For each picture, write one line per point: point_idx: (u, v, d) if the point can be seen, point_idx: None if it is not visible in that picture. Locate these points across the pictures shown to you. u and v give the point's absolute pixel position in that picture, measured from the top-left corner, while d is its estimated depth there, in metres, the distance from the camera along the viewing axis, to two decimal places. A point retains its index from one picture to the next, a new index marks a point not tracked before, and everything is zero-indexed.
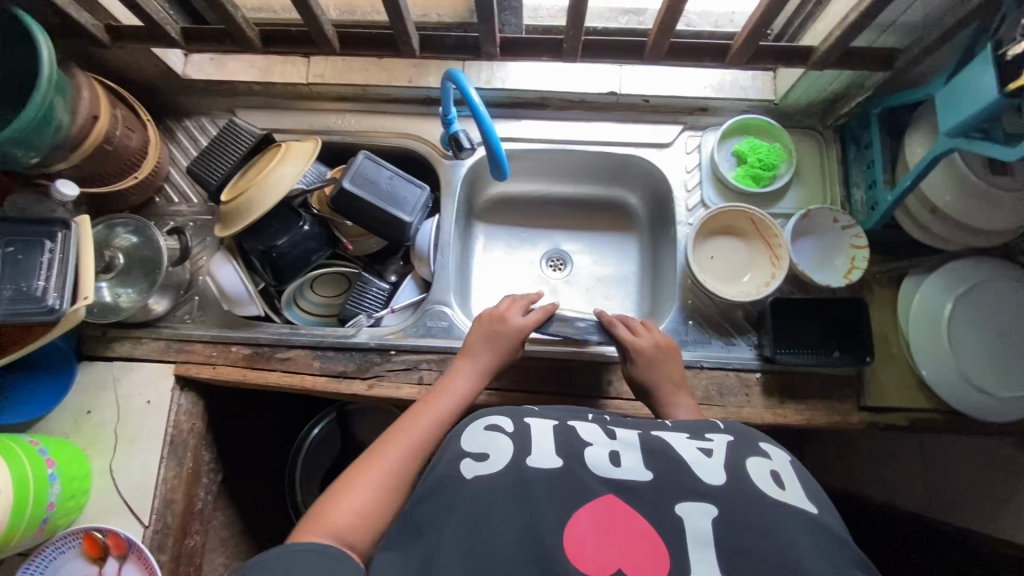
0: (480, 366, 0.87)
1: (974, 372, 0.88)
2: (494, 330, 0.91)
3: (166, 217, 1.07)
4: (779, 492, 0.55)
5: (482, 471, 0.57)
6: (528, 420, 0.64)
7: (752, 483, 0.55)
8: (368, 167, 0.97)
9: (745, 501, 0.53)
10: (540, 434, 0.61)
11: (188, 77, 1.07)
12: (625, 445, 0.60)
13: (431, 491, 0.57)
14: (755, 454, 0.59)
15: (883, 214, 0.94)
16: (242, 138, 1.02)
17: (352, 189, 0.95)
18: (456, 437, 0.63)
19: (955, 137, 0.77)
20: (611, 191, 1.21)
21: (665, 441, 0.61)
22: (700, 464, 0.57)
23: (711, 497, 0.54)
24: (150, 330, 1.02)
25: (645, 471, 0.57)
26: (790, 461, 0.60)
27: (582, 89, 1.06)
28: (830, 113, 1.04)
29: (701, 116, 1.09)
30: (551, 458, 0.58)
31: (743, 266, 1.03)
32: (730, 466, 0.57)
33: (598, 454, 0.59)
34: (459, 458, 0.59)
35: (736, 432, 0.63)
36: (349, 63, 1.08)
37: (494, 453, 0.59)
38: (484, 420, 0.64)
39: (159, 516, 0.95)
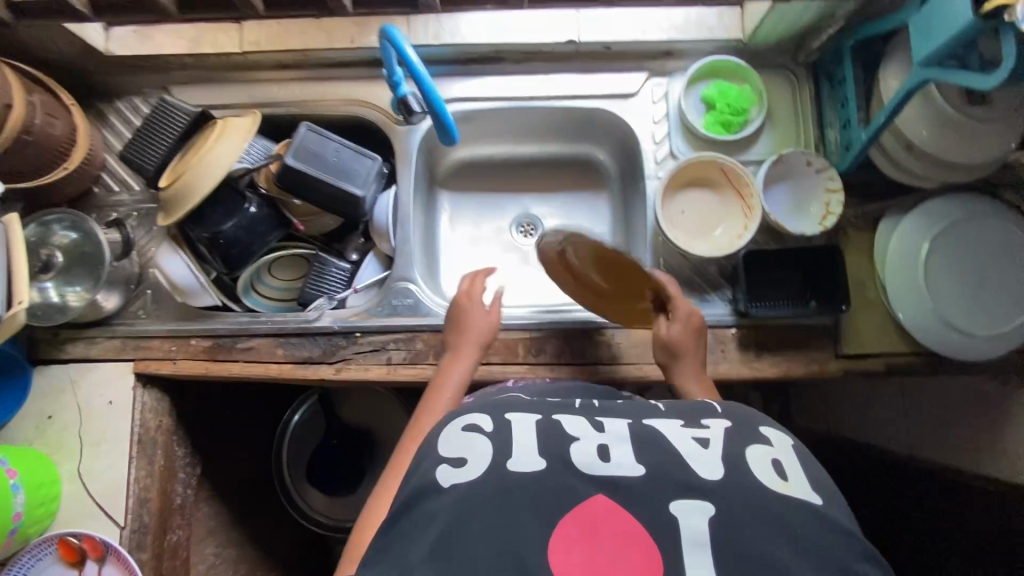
0: (464, 356, 0.84)
1: (952, 313, 0.86)
2: (464, 318, 0.86)
3: (107, 209, 1.01)
4: (782, 485, 0.52)
5: (459, 479, 0.53)
6: (510, 416, 0.59)
7: (752, 473, 0.52)
8: (313, 140, 0.92)
9: (742, 495, 0.51)
10: (520, 430, 0.56)
11: (111, 54, 0.99)
12: (615, 438, 0.56)
13: (408, 503, 0.54)
14: (757, 442, 0.56)
15: (857, 154, 0.89)
16: (176, 117, 0.95)
17: (296, 166, 0.90)
18: (434, 441, 0.59)
19: (930, 67, 0.72)
20: (579, 148, 1.15)
21: (659, 431, 0.57)
22: (697, 457, 0.54)
23: (708, 494, 0.51)
24: (104, 328, 0.98)
25: (636, 466, 0.53)
26: (793, 446, 0.57)
27: (537, 39, 0.99)
28: (802, 49, 0.98)
29: (666, 60, 1.02)
30: (534, 460, 0.54)
31: (715, 219, 0.99)
32: (728, 456, 0.54)
33: (586, 453, 0.54)
34: (436, 464, 0.55)
35: (737, 417, 0.59)
36: (284, 26, 0.99)
37: (472, 457, 0.55)
38: (462, 420, 0.60)
39: (134, 516, 0.93)
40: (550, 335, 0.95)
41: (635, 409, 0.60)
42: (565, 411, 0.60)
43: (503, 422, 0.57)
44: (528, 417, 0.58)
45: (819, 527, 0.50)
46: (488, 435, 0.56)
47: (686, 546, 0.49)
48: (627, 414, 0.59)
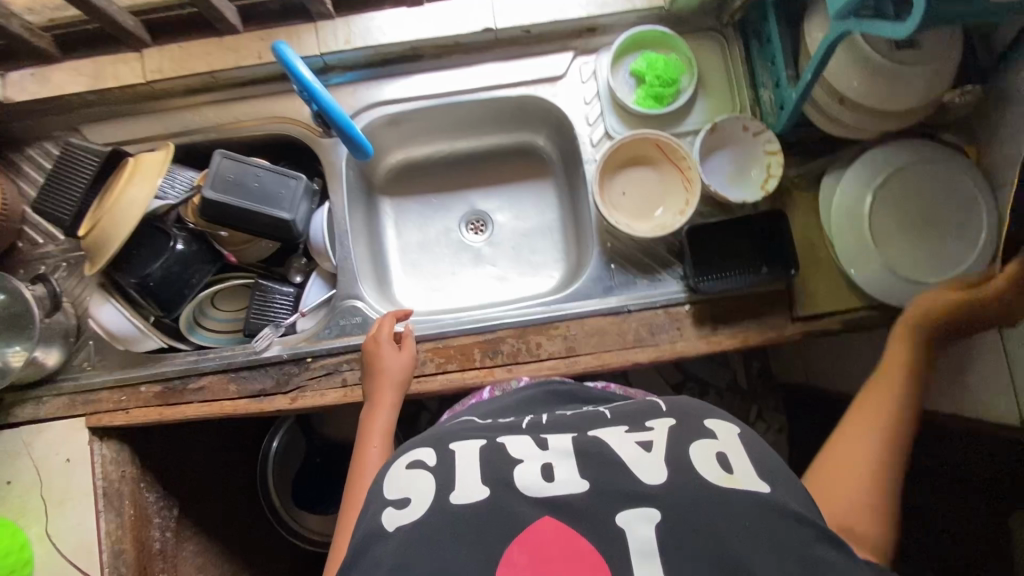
0: (385, 397, 0.82)
1: (899, 263, 0.86)
2: (379, 362, 0.86)
3: (34, 262, 0.97)
4: (728, 479, 0.52)
5: (403, 521, 0.53)
6: (453, 447, 0.59)
7: (695, 470, 0.53)
8: (230, 167, 0.88)
9: (688, 496, 0.51)
10: (461, 461, 0.57)
11: (11, 101, 0.94)
12: (558, 455, 0.56)
13: (356, 552, 0.53)
14: (701, 438, 0.57)
15: (790, 114, 0.87)
16: (86, 160, 0.91)
17: (216, 198, 0.86)
18: (379, 483, 0.59)
19: (846, 19, 0.70)
20: (517, 137, 1.12)
21: (603, 440, 0.57)
22: (642, 466, 0.54)
23: (654, 502, 0.51)
24: (50, 386, 0.95)
25: (580, 482, 0.53)
26: (739, 435, 0.58)
27: (453, 31, 0.95)
28: (725, 9, 0.94)
29: (591, 38, 0.98)
30: (476, 488, 0.54)
31: (657, 198, 0.97)
32: (671, 459, 0.54)
33: (529, 473, 0.55)
34: (382, 508, 0.55)
35: (678, 413, 0.60)
36: (188, 50, 0.95)
37: (415, 496, 0.55)
38: (407, 457, 0.60)
39: (110, 568, 0.92)
40: (504, 335, 0.93)
41: (580, 422, 0.61)
42: (509, 433, 0.61)
43: (446, 455, 0.58)
44: (472, 445, 0.59)
45: (765, 520, 0.49)
46: (431, 469, 0.57)
47: (626, 551, 0.49)
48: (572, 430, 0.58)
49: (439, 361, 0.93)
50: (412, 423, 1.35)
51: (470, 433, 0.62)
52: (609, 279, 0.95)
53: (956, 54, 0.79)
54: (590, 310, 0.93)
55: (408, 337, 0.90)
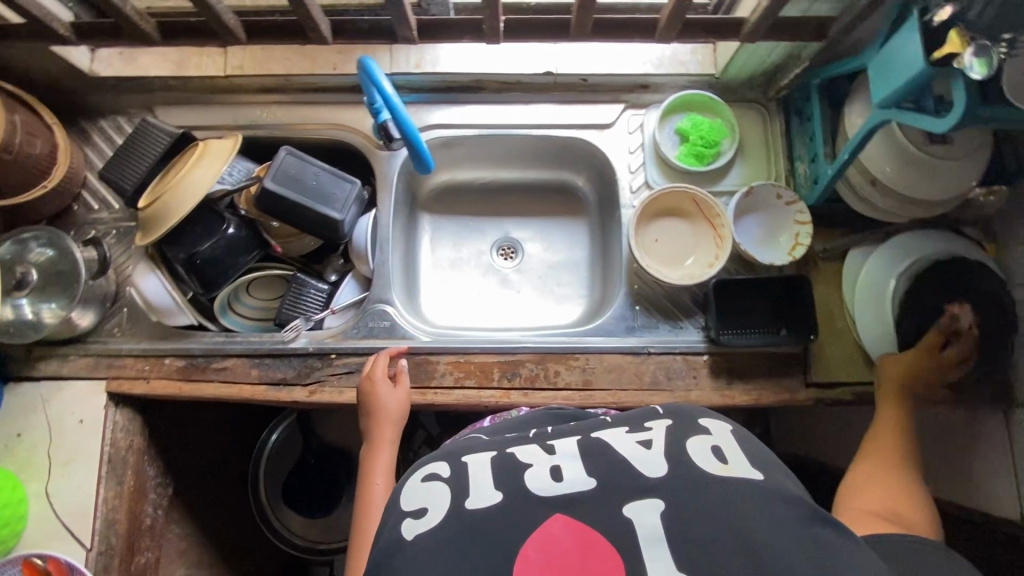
0: (387, 437, 0.85)
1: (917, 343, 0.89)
2: (375, 401, 0.87)
3: (86, 226, 1.01)
4: (723, 468, 0.57)
5: (420, 530, 0.56)
6: (465, 460, 0.62)
7: (696, 463, 0.57)
8: (293, 163, 0.92)
9: (690, 489, 0.54)
10: (475, 470, 0.60)
11: (96, 74, 1.00)
12: (566, 456, 0.60)
13: (378, 562, 0.55)
14: (695, 433, 0.61)
15: (824, 188, 0.92)
16: (157, 138, 0.96)
17: (275, 189, 0.90)
18: (397, 497, 0.61)
19: (888, 108, 0.75)
20: (557, 174, 1.17)
21: (608, 442, 0.61)
22: (644, 462, 0.58)
23: (657, 491, 0.54)
24: (77, 346, 0.97)
25: (588, 479, 0.57)
26: (731, 428, 0.63)
27: (517, 71, 1.01)
28: (771, 85, 1.01)
29: (642, 93, 1.04)
30: (489, 493, 0.57)
31: (688, 248, 1.01)
32: (671, 454, 0.58)
33: (539, 475, 0.58)
34: (400, 519, 0.58)
35: (676, 414, 0.65)
36: (269, 52, 1.01)
37: (432, 506, 0.58)
38: (420, 471, 0.63)
39: (102, 536, 0.92)
40: (524, 359, 0.96)
41: (584, 428, 0.65)
42: (518, 444, 0.64)
43: (460, 468, 0.61)
44: (484, 455, 0.62)
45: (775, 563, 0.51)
46: (445, 479, 0.60)
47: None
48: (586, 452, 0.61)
49: (458, 375, 0.95)
50: (408, 439, 1.36)
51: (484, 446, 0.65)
52: (631, 320, 0.98)
53: (985, 156, 0.84)
54: (611, 346, 0.96)
55: (403, 373, 0.91)
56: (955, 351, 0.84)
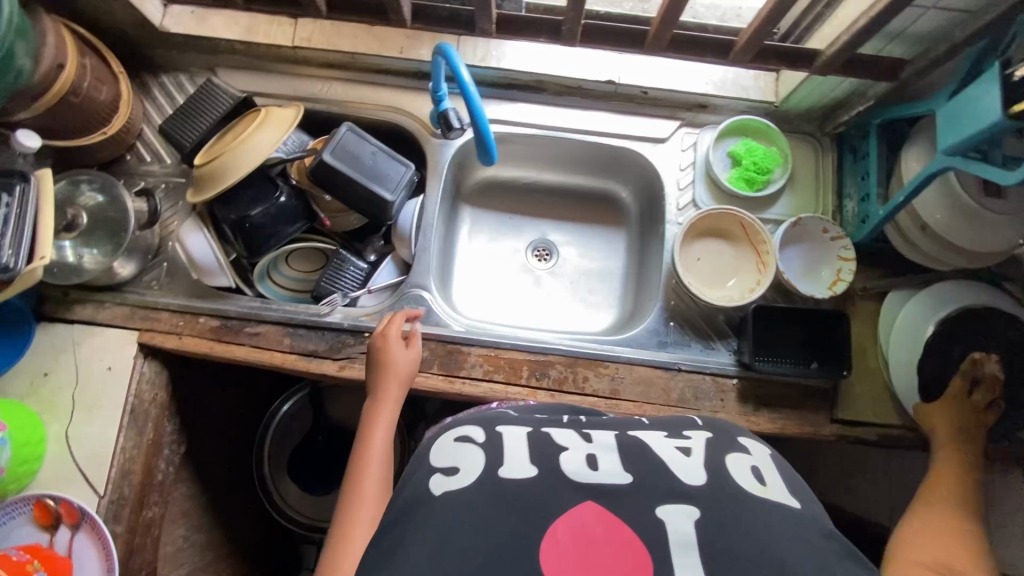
0: (394, 393, 0.83)
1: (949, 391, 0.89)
2: (386, 357, 0.86)
3: (137, 177, 1.02)
4: (762, 488, 0.58)
5: (450, 486, 0.57)
6: (499, 429, 0.66)
7: (738, 479, 0.58)
8: (352, 140, 0.93)
9: (727, 500, 0.55)
10: (511, 444, 0.62)
11: (166, 30, 1.00)
12: (601, 449, 0.62)
13: (404, 513, 0.56)
14: (734, 451, 0.63)
15: (874, 229, 0.92)
16: (220, 99, 0.97)
17: (332, 162, 0.91)
18: (426, 453, 0.65)
19: (953, 155, 0.75)
20: (602, 183, 1.18)
21: (643, 440, 0.64)
22: (681, 466, 0.59)
23: (693, 499, 0.55)
24: (114, 294, 0.98)
25: (625, 475, 0.58)
26: (771, 455, 0.65)
27: (579, 75, 1.02)
28: (830, 120, 1.01)
29: (700, 113, 1.05)
30: (524, 469, 0.59)
31: (729, 270, 1.02)
32: (709, 465, 0.60)
33: (575, 461, 0.60)
34: (429, 475, 0.60)
35: (716, 429, 0.68)
36: (338, 28, 1.02)
37: (463, 466, 0.60)
38: (454, 432, 0.67)
39: (115, 486, 0.92)
40: (555, 361, 0.96)
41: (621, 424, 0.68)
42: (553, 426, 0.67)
43: (493, 436, 0.64)
44: (520, 431, 0.65)
45: None
46: (478, 443, 0.62)
47: None
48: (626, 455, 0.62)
49: (488, 368, 0.95)
50: (415, 427, 1.36)
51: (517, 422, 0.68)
52: (664, 335, 0.99)
53: None
54: (641, 358, 0.96)
55: (416, 334, 0.90)
56: (981, 397, 0.85)
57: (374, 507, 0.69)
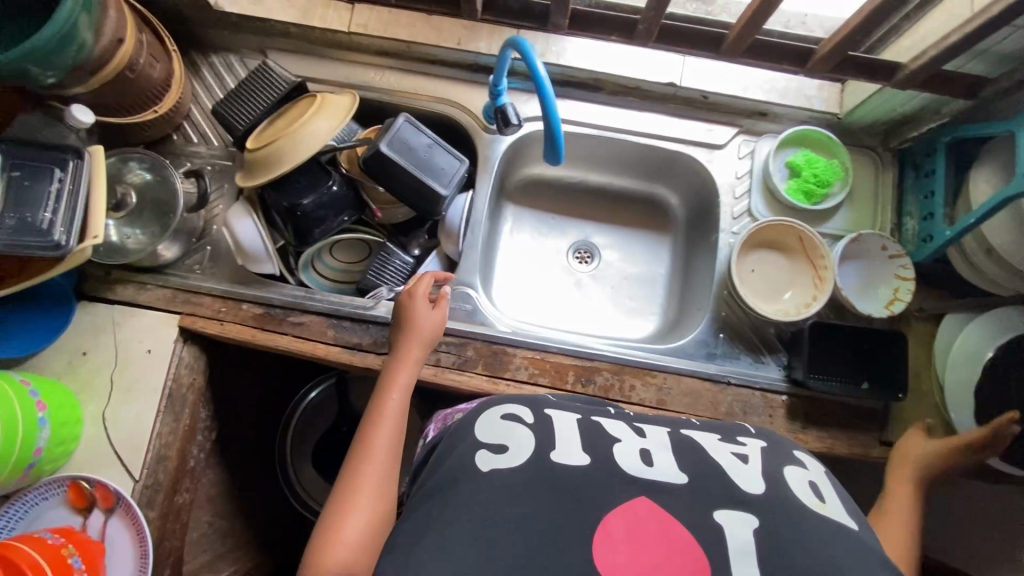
0: (415, 353, 0.81)
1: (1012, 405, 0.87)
2: (410, 317, 0.84)
3: (183, 158, 1.00)
4: (820, 504, 0.55)
5: (499, 464, 0.56)
6: (549, 413, 0.65)
7: (797, 492, 0.55)
8: (411, 134, 0.91)
9: (788, 511, 0.52)
10: (562, 431, 0.61)
11: (220, 9, 0.98)
12: (656, 445, 0.60)
13: (443, 484, 0.56)
14: (791, 464, 0.60)
15: (937, 249, 0.90)
16: (274, 83, 0.95)
17: (388, 153, 0.89)
18: (472, 425, 0.63)
19: None
20: (651, 188, 1.15)
21: (697, 442, 0.62)
22: (738, 472, 0.57)
23: (752, 507, 0.52)
24: (156, 276, 0.96)
25: (680, 475, 0.56)
26: (826, 473, 0.62)
27: (641, 75, 1.00)
28: (894, 135, 0.99)
29: (759, 121, 1.03)
30: (577, 456, 0.57)
31: (782, 283, 1.00)
32: (766, 473, 0.57)
33: (628, 454, 0.58)
34: (475, 449, 0.59)
35: (769, 441, 0.65)
36: (395, 16, 1.00)
37: (512, 445, 0.59)
38: (499, 410, 0.65)
39: (150, 471, 0.90)
40: (601, 367, 0.94)
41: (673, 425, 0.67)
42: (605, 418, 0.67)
43: (543, 419, 0.63)
44: (569, 419, 0.64)
45: None
46: (528, 425, 0.61)
47: None
48: (678, 455, 0.59)
49: (534, 371, 0.93)
50: None
51: (564, 409, 0.67)
52: (713, 346, 0.97)
53: None
54: (690, 369, 0.94)
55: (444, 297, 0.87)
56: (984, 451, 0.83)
57: (384, 462, 0.67)
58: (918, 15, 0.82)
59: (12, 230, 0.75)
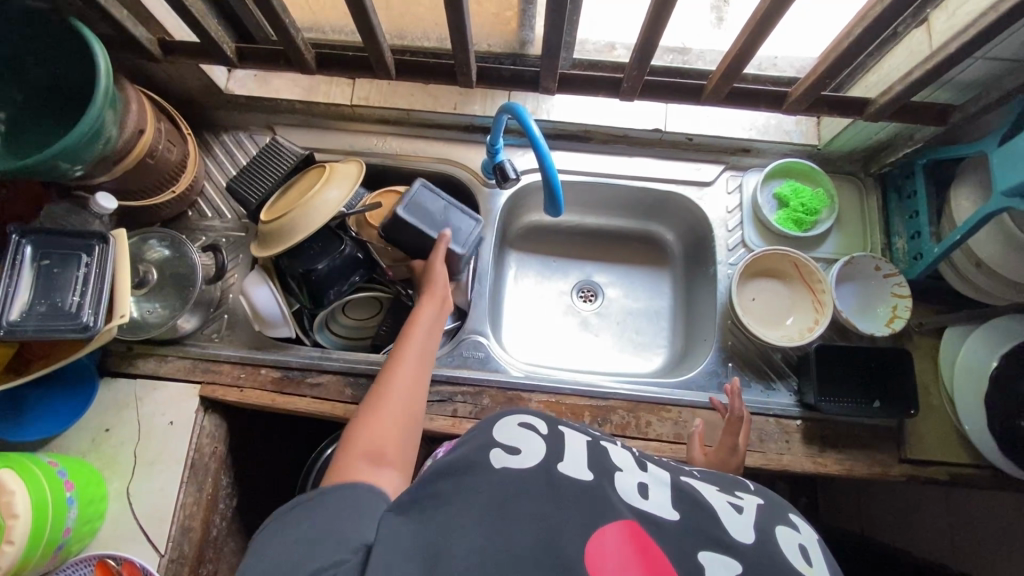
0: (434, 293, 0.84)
1: None
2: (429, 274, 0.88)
3: (198, 232, 1.05)
4: (806, 568, 0.53)
5: (510, 462, 0.57)
6: (562, 428, 0.65)
7: (782, 553, 0.53)
8: (429, 198, 0.96)
9: (771, 567, 0.51)
10: (572, 445, 0.61)
11: (231, 92, 1.05)
12: (655, 481, 0.61)
13: (453, 468, 0.56)
14: (784, 524, 0.58)
15: (928, 266, 0.93)
16: (284, 156, 1.00)
17: (404, 216, 0.92)
18: (488, 426, 0.63)
19: (1011, 197, 0.76)
20: (646, 226, 1.19)
21: (695, 488, 0.61)
22: (730, 520, 0.56)
23: (737, 554, 0.52)
24: (176, 348, 0.99)
25: (672, 510, 0.56)
26: (818, 540, 0.59)
27: (627, 125, 1.06)
28: (873, 161, 1.04)
29: (743, 156, 1.08)
30: (582, 470, 0.58)
31: (785, 308, 1.03)
32: (759, 527, 0.56)
33: (627, 482, 0.59)
34: (491, 447, 0.59)
35: (767, 498, 0.63)
36: (394, 87, 1.07)
37: (525, 449, 0.59)
38: (515, 417, 0.65)
39: (175, 544, 0.90)
40: (616, 406, 0.95)
41: (673, 467, 0.66)
42: (609, 442, 0.67)
43: (556, 431, 0.63)
44: (579, 436, 0.64)
45: None
46: (543, 435, 0.61)
47: None
48: (680, 494, 0.59)
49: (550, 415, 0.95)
50: None
51: (576, 427, 0.67)
52: (723, 376, 0.99)
53: None
54: (703, 401, 0.96)
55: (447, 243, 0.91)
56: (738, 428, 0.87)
57: (413, 370, 0.71)
58: (879, 54, 0.89)
59: (42, 316, 0.78)
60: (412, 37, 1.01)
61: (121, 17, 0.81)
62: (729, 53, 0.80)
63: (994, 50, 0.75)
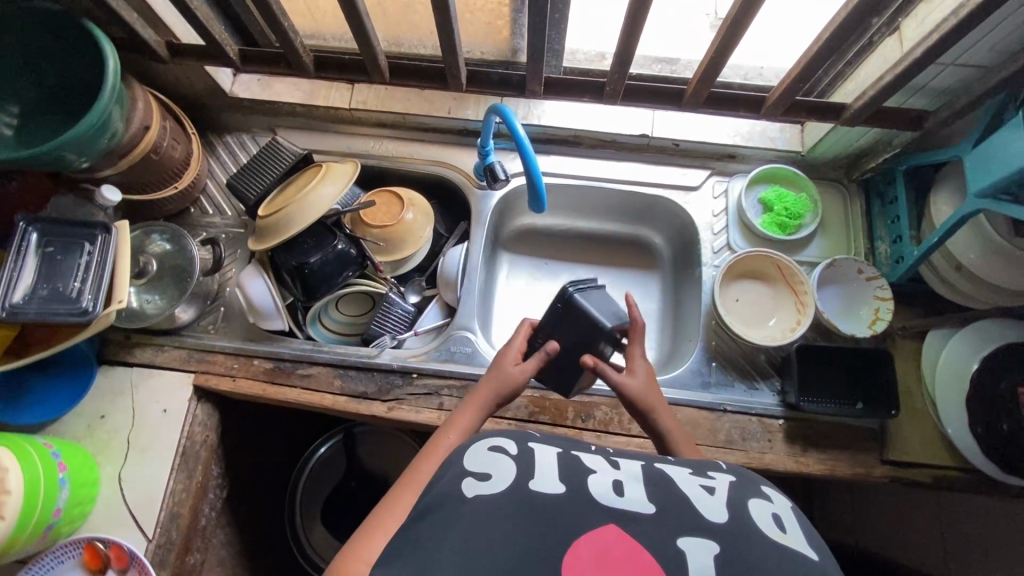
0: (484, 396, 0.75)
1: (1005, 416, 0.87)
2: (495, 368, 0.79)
3: (200, 227, 1.09)
4: (779, 535, 0.54)
5: (483, 490, 0.57)
6: (532, 444, 0.65)
7: (755, 526, 0.55)
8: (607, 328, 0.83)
9: (745, 541, 0.52)
10: (540, 459, 0.62)
11: (235, 95, 1.10)
12: (629, 476, 0.61)
13: (430, 506, 0.56)
14: (755, 496, 0.60)
15: (908, 269, 0.95)
16: (283, 155, 1.04)
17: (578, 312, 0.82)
18: (460, 456, 0.64)
19: (983, 198, 0.77)
20: (635, 230, 1.22)
21: (667, 473, 0.63)
22: (701, 503, 0.57)
23: (712, 533, 0.53)
24: (173, 338, 1.02)
25: (647, 503, 0.56)
26: (792, 507, 0.60)
27: (615, 130, 1.09)
28: (855, 168, 1.06)
29: (728, 162, 1.11)
30: (554, 484, 0.58)
31: (769, 310, 1.05)
32: (731, 504, 0.57)
33: (601, 484, 0.59)
34: (462, 478, 0.59)
35: (739, 473, 0.64)
36: (392, 92, 1.12)
37: (495, 473, 0.59)
38: (485, 442, 0.65)
39: (163, 530, 0.92)
40: (599, 402, 0.97)
41: (647, 457, 0.67)
42: (581, 450, 0.67)
43: (525, 449, 0.63)
44: (550, 449, 0.65)
45: None
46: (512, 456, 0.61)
47: None
48: (650, 484, 0.60)
49: (533, 410, 0.96)
50: None
51: (547, 441, 0.67)
52: (707, 375, 1.00)
53: None
54: (686, 399, 0.96)
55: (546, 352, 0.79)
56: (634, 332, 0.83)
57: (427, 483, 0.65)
58: (856, 62, 0.92)
59: (44, 299, 0.82)
60: (409, 45, 1.06)
61: (131, 20, 0.85)
62: (704, 57, 0.84)
63: (961, 55, 0.78)
